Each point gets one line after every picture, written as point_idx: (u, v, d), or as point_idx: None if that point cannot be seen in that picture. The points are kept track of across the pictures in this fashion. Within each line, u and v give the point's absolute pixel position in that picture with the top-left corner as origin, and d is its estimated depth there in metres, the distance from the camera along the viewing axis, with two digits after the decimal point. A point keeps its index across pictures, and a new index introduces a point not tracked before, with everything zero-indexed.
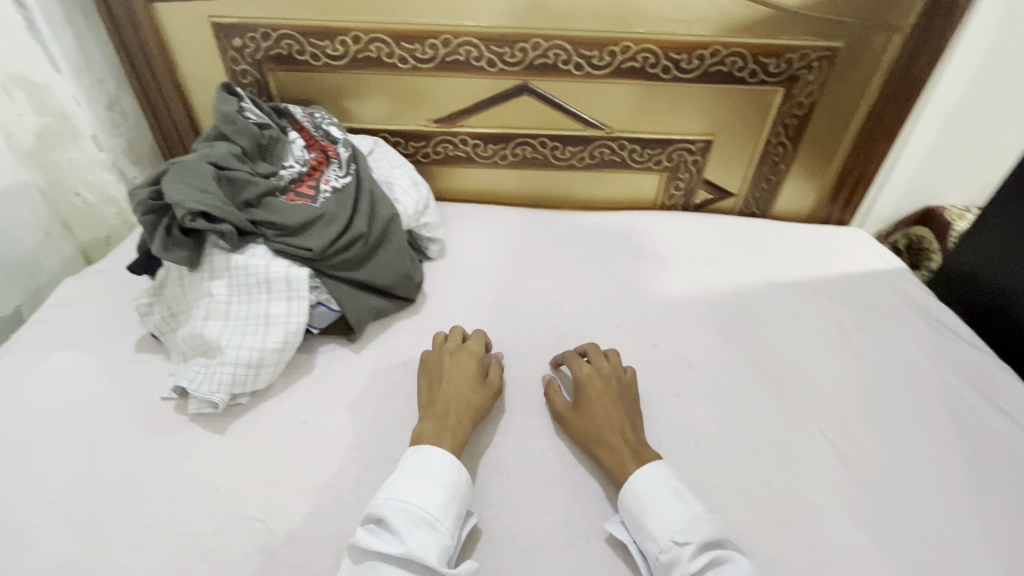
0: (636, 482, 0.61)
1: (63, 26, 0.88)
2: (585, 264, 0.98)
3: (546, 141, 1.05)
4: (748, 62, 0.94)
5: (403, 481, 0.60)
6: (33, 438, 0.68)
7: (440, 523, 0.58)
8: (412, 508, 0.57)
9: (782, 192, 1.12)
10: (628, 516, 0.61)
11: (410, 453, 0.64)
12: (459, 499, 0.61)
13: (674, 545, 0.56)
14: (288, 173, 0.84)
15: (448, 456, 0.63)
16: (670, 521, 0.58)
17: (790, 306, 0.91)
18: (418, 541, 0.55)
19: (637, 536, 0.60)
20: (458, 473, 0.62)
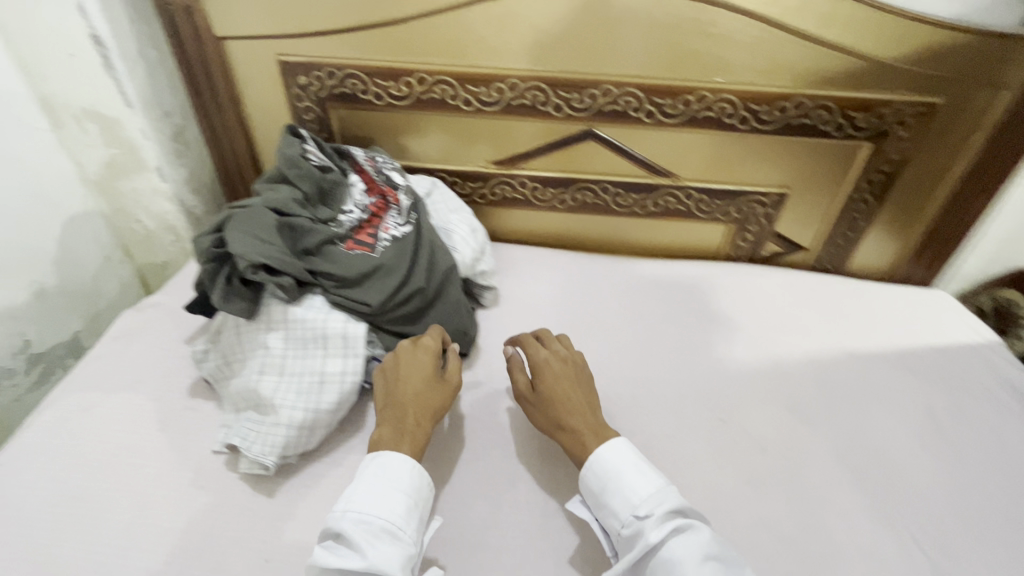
0: (597, 459, 0.64)
1: (137, 61, 0.88)
2: (645, 320, 0.93)
3: (609, 187, 1.00)
4: (835, 115, 0.87)
5: (360, 492, 0.60)
6: (87, 489, 0.68)
7: (403, 530, 0.58)
8: (372, 518, 0.58)
9: (860, 248, 1.04)
10: (590, 495, 0.64)
11: (367, 462, 0.63)
12: (420, 502, 0.62)
13: (636, 520, 0.59)
14: (348, 220, 0.83)
15: (407, 460, 0.63)
16: (630, 499, 0.61)
17: (873, 384, 0.84)
18: (381, 551, 0.56)
19: (599, 514, 0.63)
20: (418, 477, 0.63)
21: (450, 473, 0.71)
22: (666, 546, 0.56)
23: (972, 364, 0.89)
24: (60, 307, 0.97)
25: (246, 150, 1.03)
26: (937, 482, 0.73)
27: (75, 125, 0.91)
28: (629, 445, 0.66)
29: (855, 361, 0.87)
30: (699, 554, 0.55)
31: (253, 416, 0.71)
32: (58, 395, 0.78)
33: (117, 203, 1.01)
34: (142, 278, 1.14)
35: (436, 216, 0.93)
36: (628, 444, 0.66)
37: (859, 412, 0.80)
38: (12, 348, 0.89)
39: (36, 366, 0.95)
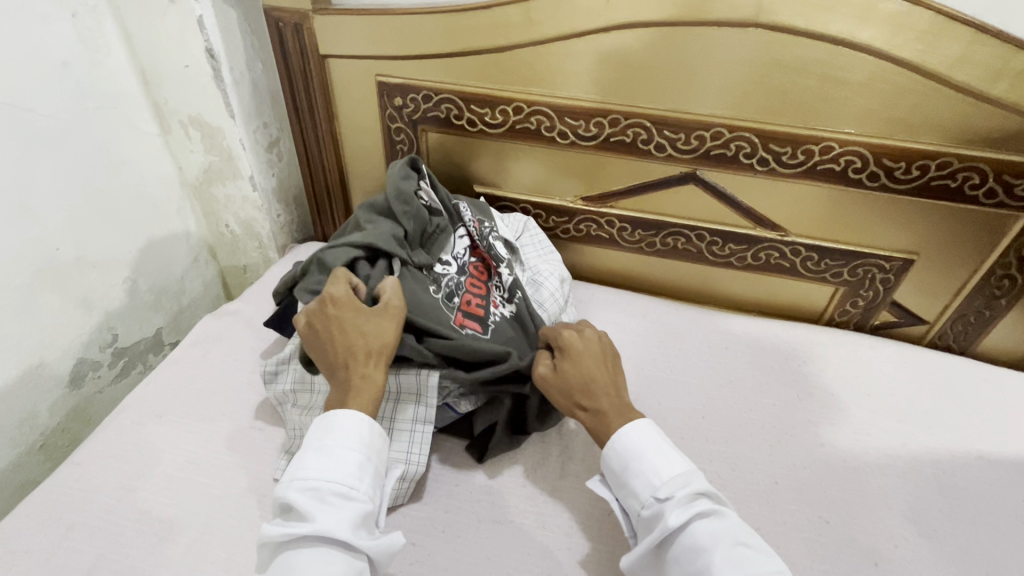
0: (621, 442, 0.63)
1: (243, 74, 0.90)
2: (735, 387, 0.84)
3: (704, 235, 0.92)
4: (988, 180, 0.75)
5: (307, 459, 0.58)
6: (153, 501, 0.68)
7: (356, 489, 0.57)
8: (320, 482, 0.56)
9: (996, 329, 0.90)
10: (611, 475, 0.64)
11: (313, 429, 0.61)
12: (374, 458, 0.61)
13: (657, 502, 0.59)
14: (452, 283, 0.78)
15: (356, 416, 0.61)
16: (652, 480, 0.60)
17: (1013, 499, 0.71)
18: (332, 513, 0.55)
19: (620, 494, 0.63)
20: (369, 433, 0.61)
21: (511, 539, 0.67)
22: (689, 530, 0.56)
23: None
24: (148, 304, 1.00)
25: (334, 165, 1.03)
26: None
27: (180, 131, 0.94)
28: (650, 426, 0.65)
29: (988, 467, 0.75)
30: (724, 540, 0.54)
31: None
32: (137, 397, 0.79)
33: (210, 208, 1.04)
34: (223, 279, 1.17)
35: (528, 265, 0.89)
36: (649, 425, 0.65)
37: (995, 532, 0.68)
38: (101, 341, 0.93)
39: (120, 359, 0.98)
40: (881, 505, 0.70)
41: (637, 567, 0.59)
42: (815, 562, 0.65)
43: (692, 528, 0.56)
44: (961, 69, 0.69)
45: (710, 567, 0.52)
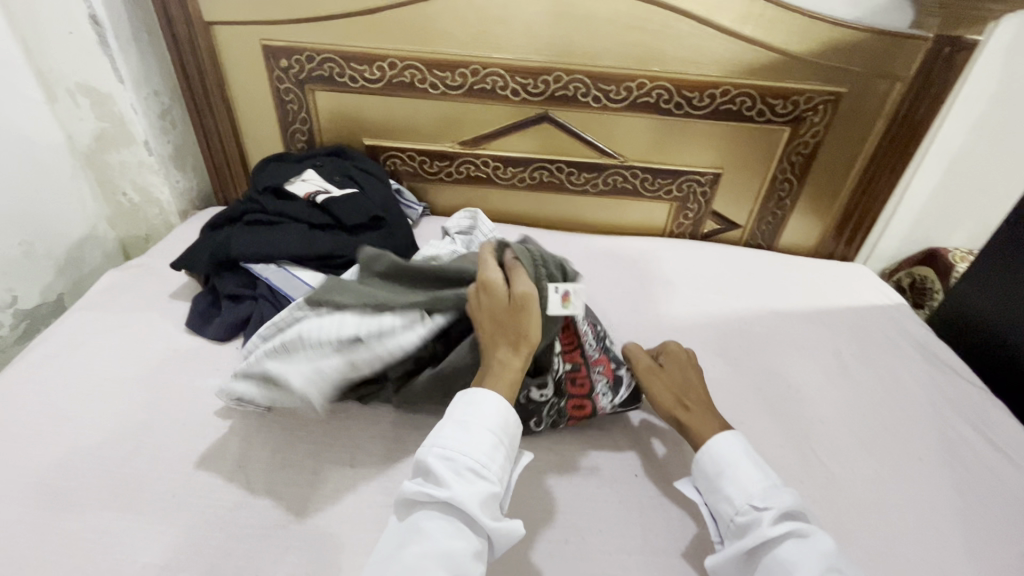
0: (717, 448, 0.62)
1: (128, 42, 0.96)
2: (594, 283, 1.02)
3: (563, 166, 1.11)
4: (757, 102, 1.00)
5: (448, 430, 0.58)
6: (70, 412, 0.73)
7: (489, 470, 0.56)
8: (458, 455, 0.55)
9: (789, 225, 1.17)
10: (701, 480, 0.62)
11: (458, 402, 0.61)
12: (507, 443, 0.59)
13: (753, 510, 0.56)
14: (551, 409, 0.71)
15: (497, 399, 0.60)
16: (748, 490, 0.58)
17: (791, 334, 0.94)
18: (467, 487, 0.54)
19: (710, 498, 0.61)
20: (506, 416, 0.59)
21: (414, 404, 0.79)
22: (783, 545, 0.54)
23: (880, 319, 1.00)
24: (45, 268, 1.03)
25: (229, 130, 1.11)
26: (845, 408, 0.82)
27: (68, 98, 0.98)
28: (738, 438, 0.63)
29: (778, 316, 0.98)
30: (817, 561, 0.51)
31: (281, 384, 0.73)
32: (45, 339, 0.84)
33: (106, 176, 1.08)
34: (125, 251, 1.20)
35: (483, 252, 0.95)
36: (739, 437, 0.63)
37: (779, 354, 0.90)
38: None
39: (22, 322, 1.00)
40: (700, 347, 0.91)
41: (720, 571, 0.57)
42: None
43: (787, 542, 0.54)
44: (720, 14, 0.91)
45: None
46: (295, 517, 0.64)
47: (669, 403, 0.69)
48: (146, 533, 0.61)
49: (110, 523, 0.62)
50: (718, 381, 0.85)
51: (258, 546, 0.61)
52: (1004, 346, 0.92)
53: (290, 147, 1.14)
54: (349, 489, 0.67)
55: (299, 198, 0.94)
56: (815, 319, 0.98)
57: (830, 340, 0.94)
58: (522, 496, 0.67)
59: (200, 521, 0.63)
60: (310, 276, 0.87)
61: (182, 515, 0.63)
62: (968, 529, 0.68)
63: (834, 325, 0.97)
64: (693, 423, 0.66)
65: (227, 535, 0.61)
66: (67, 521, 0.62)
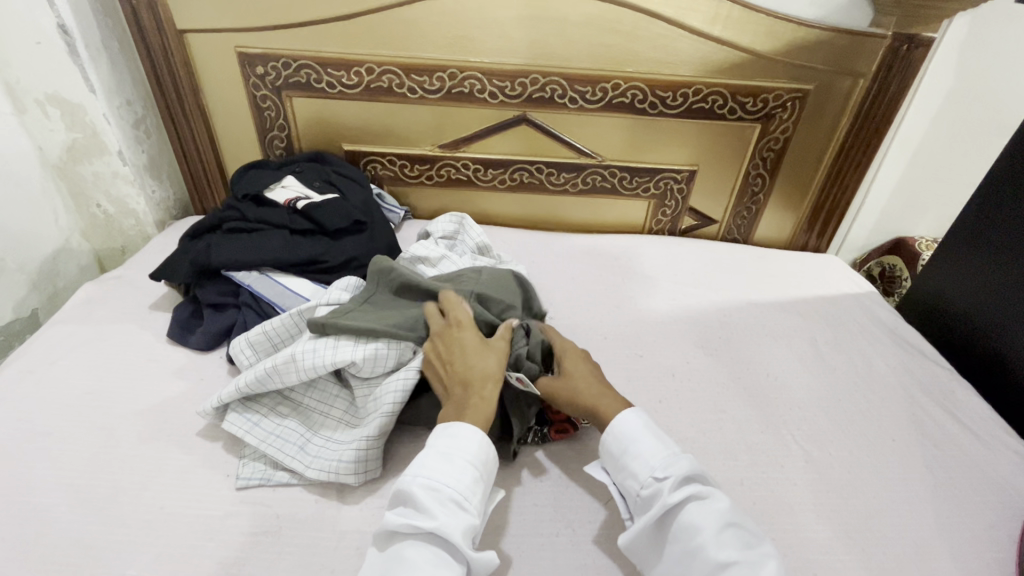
0: (616, 425, 0.63)
1: (99, 51, 0.95)
2: (576, 282, 1.04)
3: (542, 167, 1.12)
4: (728, 101, 1.03)
5: (430, 461, 0.58)
6: (51, 427, 0.72)
7: (469, 501, 0.56)
8: (441, 485, 0.56)
9: (763, 219, 1.20)
10: (608, 459, 0.63)
11: (437, 433, 0.61)
12: (486, 474, 0.60)
13: (656, 481, 0.58)
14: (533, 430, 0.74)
15: (476, 432, 0.61)
16: (649, 462, 0.59)
17: (768, 324, 0.97)
18: (449, 517, 0.54)
19: (618, 477, 0.62)
20: (485, 449, 0.60)
21: None
22: (685, 510, 0.55)
23: (854, 308, 1.03)
24: (18, 282, 1.00)
25: (206, 138, 1.10)
26: (819, 393, 0.85)
27: (37, 109, 0.97)
28: (637, 414, 0.64)
29: (754, 308, 1.01)
30: (717, 522, 0.53)
31: (277, 414, 0.73)
32: (22, 354, 0.82)
33: (79, 188, 1.06)
34: (101, 264, 1.18)
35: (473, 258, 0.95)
36: (639, 412, 0.64)
37: (756, 344, 0.93)
38: None
39: None
40: (680, 339, 0.93)
41: (633, 547, 0.57)
42: (632, 378, 0.85)
43: (688, 507, 0.55)
44: (690, 15, 0.94)
45: (701, 542, 0.52)
46: (288, 522, 0.64)
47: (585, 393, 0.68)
48: (136, 545, 0.61)
49: (97, 537, 0.61)
50: (698, 371, 0.87)
51: (251, 552, 0.61)
52: (968, 329, 0.96)
53: (268, 155, 1.13)
54: (341, 492, 0.67)
55: (278, 205, 0.94)
56: (790, 309, 1.01)
57: (805, 328, 0.97)
58: (511, 492, 0.68)
59: (190, 531, 0.62)
60: (293, 283, 0.87)
61: (172, 525, 0.63)
62: (939, 504, 0.71)
63: (808, 314, 1.00)
64: (605, 408, 0.66)
65: (219, 544, 0.61)
66: (53, 537, 0.61)
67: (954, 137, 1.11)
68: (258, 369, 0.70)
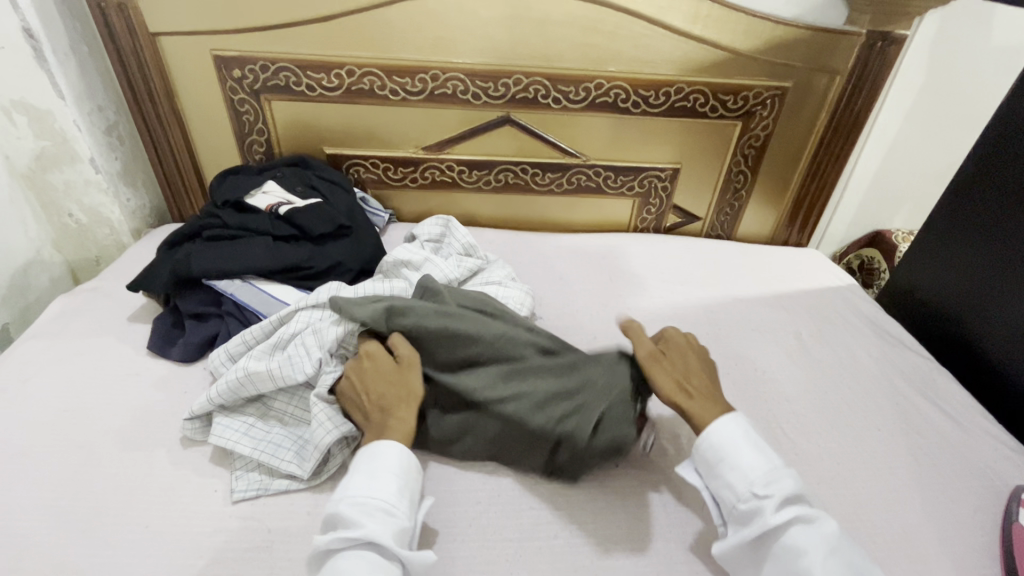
0: (715, 432, 0.62)
1: (67, 55, 0.92)
2: (565, 281, 1.04)
3: (527, 168, 1.12)
4: (710, 99, 1.04)
5: (355, 478, 0.60)
6: (27, 447, 0.69)
7: (398, 509, 0.58)
8: (367, 498, 0.57)
9: (746, 215, 1.22)
10: (703, 465, 0.62)
11: (360, 453, 0.63)
12: (412, 480, 0.62)
13: (756, 498, 0.57)
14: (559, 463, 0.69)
15: (397, 445, 0.63)
16: (748, 476, 0.59)
17: (755, 320, 0.98)
18: (379, 526, 0.56)
19: (712, 483, 0.61)
20: (408, 458, 0.62)
21: None
22: (787, 532, 0.55)
23: (836, 301, 1.05)
24: None
25: (181, 143, 1.07)
26: (807, 386, 0.86)
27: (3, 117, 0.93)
28: (736, 420, 0.64)
29: (741, 303, 1.02)
30: (822, 548, 0.53)
31: (264, 423, 0.72)
32: None
33: (49, 197, 1.03)
34: (74, 275, 1.14)
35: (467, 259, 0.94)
36: (738, 419, 0.64)
37: (743, 339, 0.94)
38: None
39: None
40: None
41: (728, 557, 0.58)
42: None
43: (792, 529, 0.55)
44: (671, 14, 0.95)
45: (810, 567, 0.52)
46: (280, 536, 0.62)
47: (669, 388, 0.68)
48: (121, 566, 0.59)
49: (79, 560, 0.59)
50: None
51: (243, 568, 0.59)
52: (946, 318, 0.99)
53: (247, 160, 1.11)
54: None
55: (260, 211, 0.92)
56: (775, 304, 1.02)
57: (789, 322, 0.98)
58: (507, 497, 0.67)
59: (177, 549, 0.61)
60: (278, 290, 0.85)
61: (158, 545, 0.61)
62: (927, 491, 0.72)
63: (792, 308, 1.02)
64: (692, 407, 0.66)
65: (209, 561, 0.60)
66: (31, 561, 0.59)
67: (928, 131, 1.14)
68: (229, 380, 0.69)
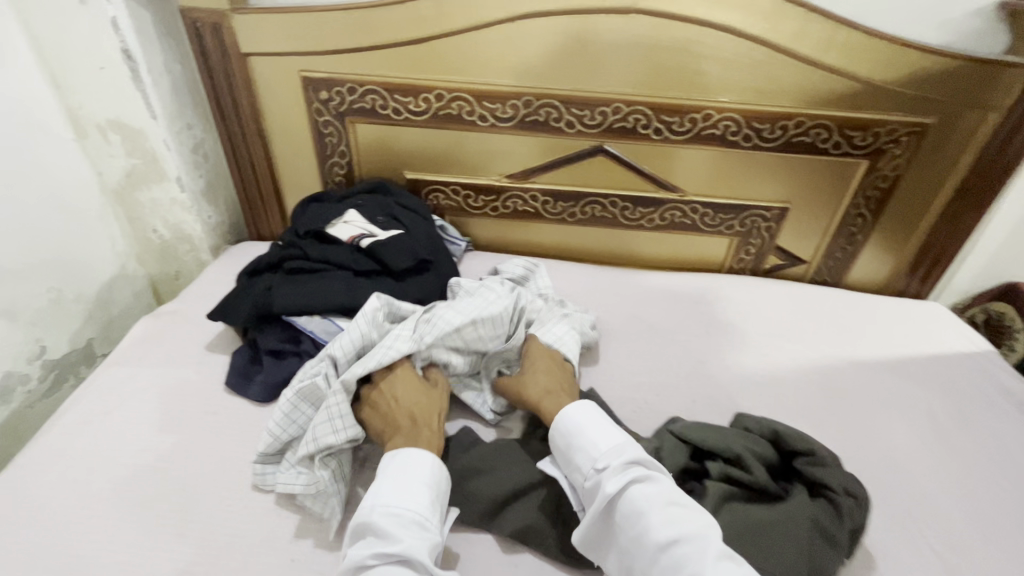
0: (563, 419, 0.66)
1: (162, 75, 0.91)
2: (655, 330, 0.95)
3: (617, 201, 1.04)
4: (834, 134, 0.92)
5: (387, 487, 0.60)
6: (109, 490, 0.68)
7: (431, 521, 0.59)
8: (400, 509, 0.58)
9: (858, 261, 1.09)
10: (557, 454, 0.66)
11: (387, 459, 0.64)
12: (442, 496, 0.63)
13: (597, 473, 0.61)
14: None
15: (426, 455, 0.63)
16: (592, 454, 0.62)
17: (875, 390, 0.87)
18: (413, 539, 0.56)
19: (567, 471, 0.65)
20: (437, 470, 0.63)
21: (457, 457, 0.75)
22: (626, 497, 0.58)
23: (971, 372, 0.92)
24: (75, 312, 0.98)
25: (263, 163, 1.05)
26: (944, 486, 0.75)
27: (98, 135, 0.93)
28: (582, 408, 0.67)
29: (858, 369, 0.90)
30: None
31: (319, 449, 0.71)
32: (77, 400, 0.79)
33: (136, 214, 1.03)
34: (154, 289, 1.15)
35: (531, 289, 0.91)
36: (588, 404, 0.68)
37: (867, 417, 0.83)
38: (28, 353, 0.91)
39: (52, 372, 0.96)
40: (776, 407, 0.84)
41: (587, 539, 0.59)
42: None
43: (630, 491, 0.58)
44: (799, 42, 0.84)
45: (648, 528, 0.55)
46: None
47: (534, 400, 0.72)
48: None
49: None
50: None
51: None
52: None
53: (327, 181, 1.08)
54: None
55: (341, 243, 0.88)
56: (900, 373, 0.90)
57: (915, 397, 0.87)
58: None
59: None
60: None
61: None
62: None
63: (919, 377, 0.90)
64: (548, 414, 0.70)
65: None
66: None
67: None
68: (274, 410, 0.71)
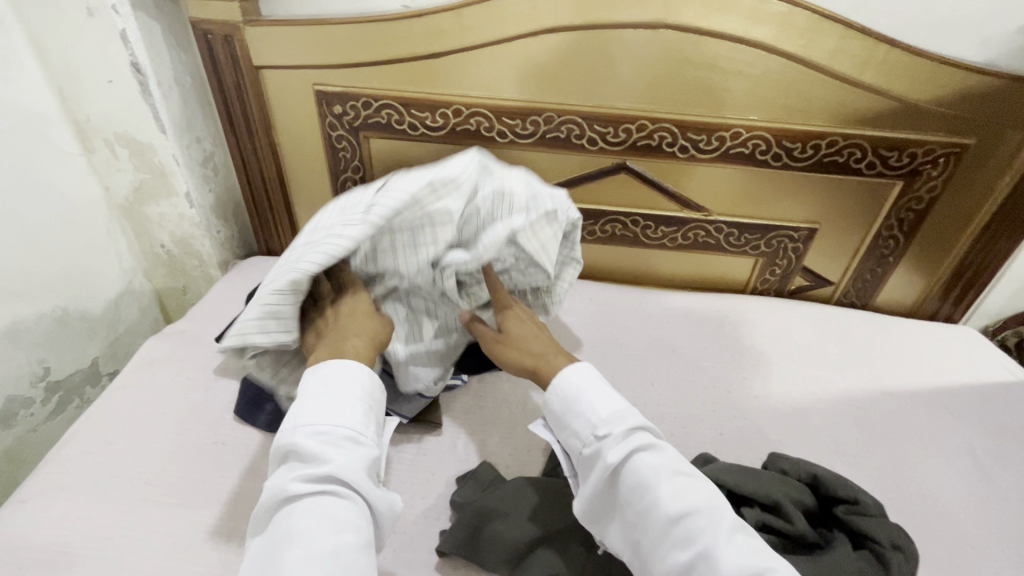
0: (561, 382, 0.63)
1: (172, 87, 0.88)
2: (678, 355, 0.91)
3: (639, 220, 1.00)
4: (868, 154, 0.88)
5: (313, 404, 0.54)
6: (113, 528, 0.65)
7: (364, 436, 0.54)
8: (329, 427, 0.52)
9: (888, 282, 1.05)
10: (552, 419, 0.63)
11: (313, 374, 0.57)
12: (375, 405, 0.58)
13: (597, 440, 0.58)
14: None
15: (354, 366, 0.58)
16: (591, 420, 0.59)
17: (911, 424, 0.83)
18: (346, 457, 0.51)
19: (561, 435, 0.62)
20: (368, 383, 0.58)
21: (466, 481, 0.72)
22: (629, 466, 0.55)
23: (1010, 405, 0.88)
24: (80, 331, 0.96)
25: (274, 177, 1.02)
26: (986, 530, 0.72)
27: (105, 149, 0.90)
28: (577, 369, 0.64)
29: (892, 400, 0.86)
30: None
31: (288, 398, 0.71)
32: (82, 427, 0.76)
33: (143, 228, 1.01)
34: (161, 304, 1.13)
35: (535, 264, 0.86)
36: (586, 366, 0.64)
37: (902, 453, 0.79)
38: (31, 375, 0.89)
39: (54, 394, 0.94)
40: (807, 441, 0.80)
41: (589, 508, 0.58)
42: None
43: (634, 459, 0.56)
44: (835, 59, 0.80)
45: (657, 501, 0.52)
46: None
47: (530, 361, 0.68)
48: None
49: None
50: None
51: None
52: None
53: (339, 196, 1.04)
54: None
55: None
56: (936, 405, 0.86)
57: (953, 431, 0.83)
58: None
59: None
60: None
61: None
62: None
63: (956, 410, 0.86)
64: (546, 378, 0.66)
65: None
66: None
67: None
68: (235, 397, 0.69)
